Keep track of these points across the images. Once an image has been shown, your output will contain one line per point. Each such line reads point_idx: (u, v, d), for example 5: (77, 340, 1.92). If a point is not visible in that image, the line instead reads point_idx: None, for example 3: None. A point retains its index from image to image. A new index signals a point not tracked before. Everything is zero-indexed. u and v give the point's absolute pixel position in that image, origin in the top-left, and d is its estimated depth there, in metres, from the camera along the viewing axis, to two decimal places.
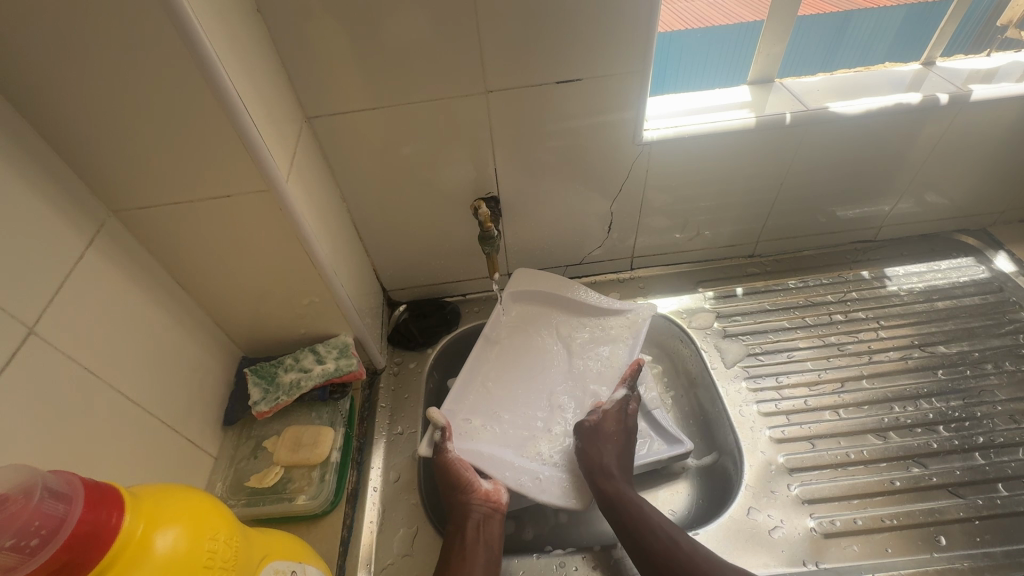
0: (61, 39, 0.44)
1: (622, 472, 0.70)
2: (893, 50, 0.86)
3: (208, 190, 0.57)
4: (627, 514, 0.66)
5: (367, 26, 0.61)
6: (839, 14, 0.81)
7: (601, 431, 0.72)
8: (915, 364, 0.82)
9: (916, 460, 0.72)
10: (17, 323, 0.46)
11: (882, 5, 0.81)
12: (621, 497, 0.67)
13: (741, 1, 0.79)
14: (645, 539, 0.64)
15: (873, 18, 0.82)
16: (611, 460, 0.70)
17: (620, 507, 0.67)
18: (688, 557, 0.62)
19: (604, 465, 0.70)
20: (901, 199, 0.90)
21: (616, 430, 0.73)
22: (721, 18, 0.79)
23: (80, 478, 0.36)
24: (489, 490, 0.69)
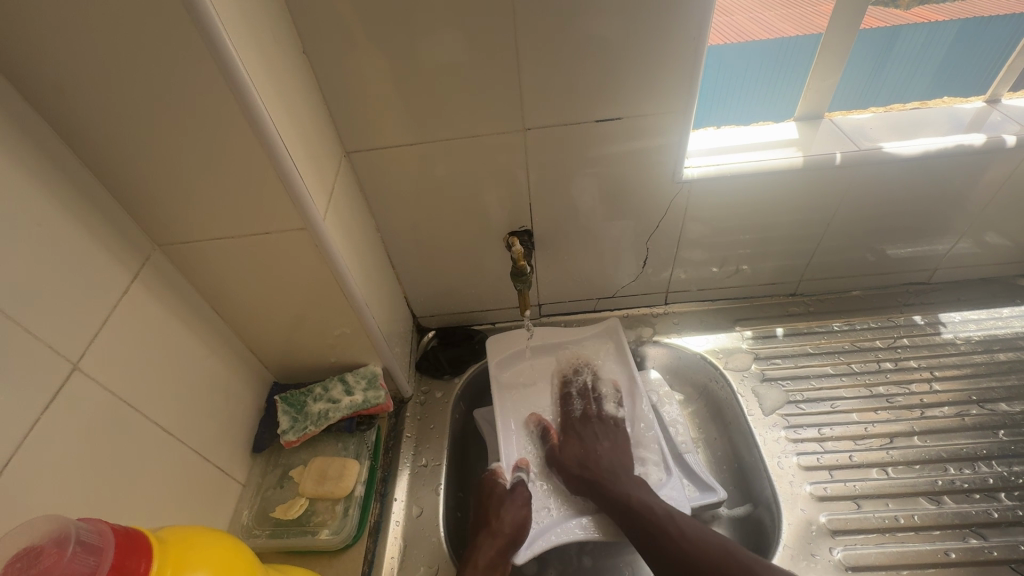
0: (118, 90, 0.46)
1: (613, 457, 0.74)
2: (941, 72, 0.79)
3: (248, 227, 0.58)
4: (628, 501, 0.68)
5: (407, 67, 0.62)
6: (886, 31, 0.73)
7: (591, 419, 0.80)
8: (973, 422, 0.76)
9: (974, 530, 0.67)
10: (63, 359, 0.47)
11: (934, 20, 0.72)
12: (612, 479, 0.71)
13: (781, 13, 0.73)
14: (639, 514, 0.66)
15: (924, 35, 0.74)
16: (601, 449, 0.75)
17: (607, 487, 0.70)
18: (678, 524, 0.64)
19: (592, 452, 0.75)
20: (959, 240, 0.84)
21: (600, 421, 0.79)
22: (762, 32, 0.72)
23: (110, 526, 0.37)
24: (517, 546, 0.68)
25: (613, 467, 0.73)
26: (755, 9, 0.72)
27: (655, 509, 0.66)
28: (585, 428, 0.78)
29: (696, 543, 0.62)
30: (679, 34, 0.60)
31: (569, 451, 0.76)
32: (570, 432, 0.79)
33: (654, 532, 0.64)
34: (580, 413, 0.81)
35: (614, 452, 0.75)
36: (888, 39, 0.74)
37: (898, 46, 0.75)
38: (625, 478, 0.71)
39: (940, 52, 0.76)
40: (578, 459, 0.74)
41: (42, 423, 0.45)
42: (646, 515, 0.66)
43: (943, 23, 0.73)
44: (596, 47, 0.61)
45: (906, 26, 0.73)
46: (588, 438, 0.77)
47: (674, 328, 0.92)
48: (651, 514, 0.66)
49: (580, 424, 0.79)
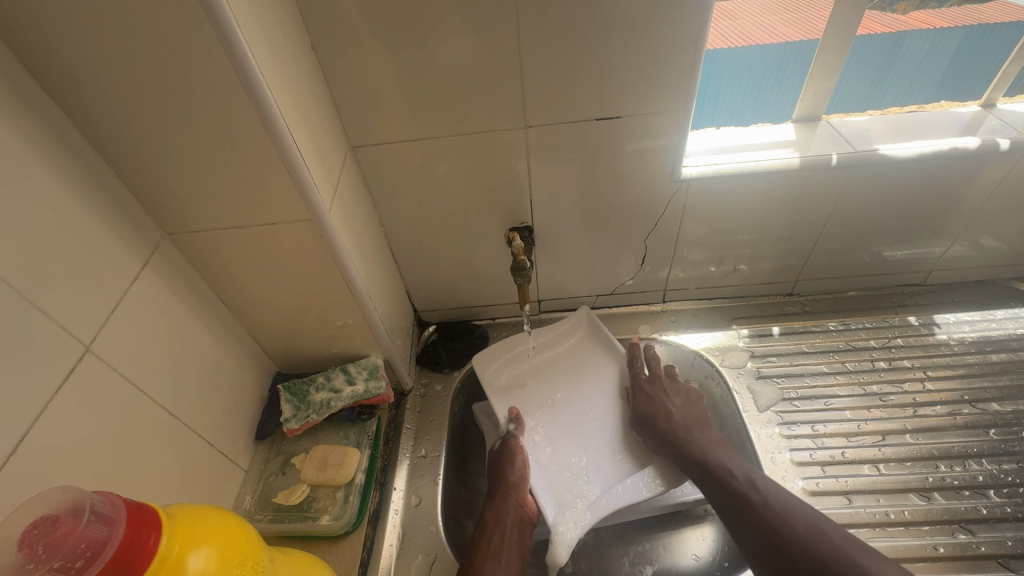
0: (132, 80, 0.48)
1: (685, 415, 0.76)
2: (946, 76, 0.80)
3: (255, 217, 0.59)
4: (714, 471, 0.68)
5: (412, 65, 0.64)
6: (891, 36, 0.74)
7: (655, 381, 0.80)
8: (964, 421, 0.78)
9: (963, 526, 0.68)
10: (75, 342, 0.49)
11: (939, 26, 0.73)
12: (687, 440, 0.72)
13: (786, 18, 0.74)
14: (722, 477, 0.67)
15: (929, 40, 0.75)
16: (672, 408, 0.76)
17: (687, 446, 0.72)
18: (760, 492, 0.64)
19: (664, 408, 0.76)
20: (954, 242, 0.85)
21: (667, 380, 0.80)
22: (768, 37, 0.73)
23: (123, 498, 0.38)
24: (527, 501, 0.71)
25: (695, 424, 0.75)
26: (759, 13, 0.73)
27: (736, 474, 0.67)
28: (655, 389, 0.79)
29: (786, 521, 0.60)
30: (678, 35, 0.61)
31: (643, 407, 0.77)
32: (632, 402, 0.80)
33: (740, 501, 0.64)
34: (639, 377, 0.82)
35: (685, 409, 0.77)
36: (892, 43, 0.75)
37: (905, 50, 0.76)
38: (703, 439, 0.73)
39: (942, 57, 0.77)
40: (652, 415, 0.76)
41: (54, 403, 0.47)
42: (722, 478, 0.67)
43: (950, 30, 0.74)
44: (597, 47, 0.62)
45: (914, 32, 0.73)
46: (654, 398, 0.78)
47: (672, 325, 0.93)
48: (727, 483, 0.66)
49: (648, 384, 0.80)
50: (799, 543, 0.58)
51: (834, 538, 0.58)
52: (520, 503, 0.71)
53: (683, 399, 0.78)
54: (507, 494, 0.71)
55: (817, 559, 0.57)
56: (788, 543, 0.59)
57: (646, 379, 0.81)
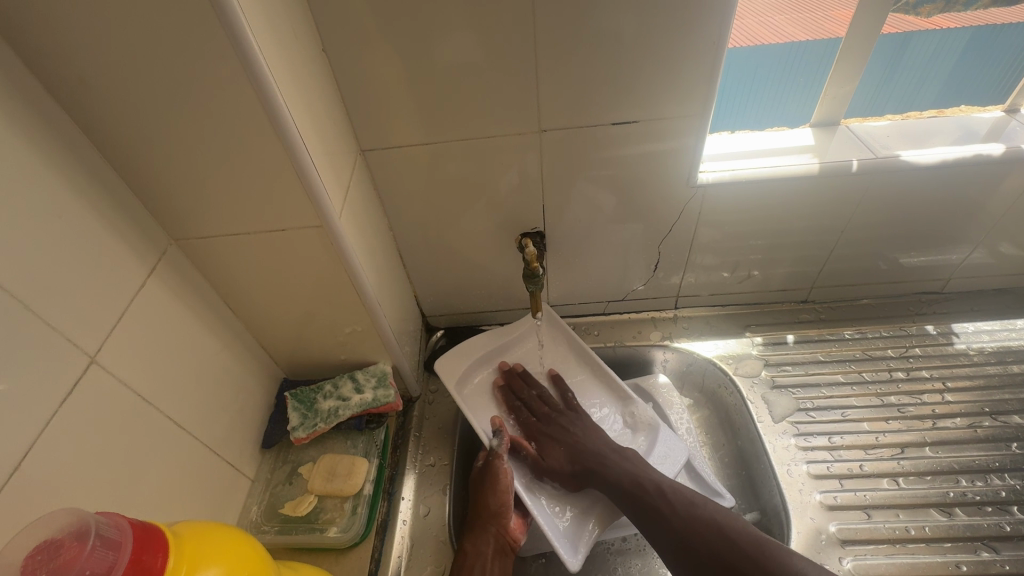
0: (140, 85, 0.47)
1: (590, 440, 0.74)
2: (952, 81, 0.77)
3: (264, 224, 0.58)
4: (631, 495, 0.68)
5: (424, 68, 0.62)
6: (897, 37, 0.72)
7: (554, 416, 0.78)
8: (985, 434, 0.76)
9: (986, 543, 0.67)
10: (81, 353, 0.48)
11: (945, 27, 0.71)
12: (603, 465, 0.71)
13: (790, 15, 0.71)
14: (637, 496, 0.67)
15: (935, 40, 0.72)
16: (577, 432, 0.76)
17: (602, 475, 0.70)
18: (671, 502, 0.66)
19: (569, 446, 0.74)
20: (975, 249, 0.83)
21: (562, 415, 0.78)
22: (772, 36, 0.70)
23: (128, 520, 0.37)
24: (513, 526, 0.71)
25: (598, 447, 0.73)
26: (765, 13, 0.70)
27: (647, 486, 0.67)
28: (554, 426, 0.77)
29: (692, 521, 0.64)
30: (698, 39, 0.60)
31: (552, 454, 0.75)
32: (542, 437, 0.77)
33: (654, 510, 0.66)
34: (535, 414, 0.80)
35: (590, 438, 0.75)
36: (898, 44, 0.73)
37: (909, 52, 0.74)
38: (611, 457, 0.72)
39: (948, 59, 0.74)
40: (565, 457, 0.73)
41: (60, 416, 0.45)
42: (641, 495, 0.67)
43: (954, 32, 0.71)
44: (614, 50, 0.61)
45: (917, 33, 0.71)
46: (559, 434, 0.76)
47: (684, 332, 0.92)
48: (647, 500, 0.66)
49: (546, 423, 0.78)
50: (712, 542, 0.62)
51: (747, 537, 0.61)
52: (503, 532, 0.69)
53: (578, 419, 0.78)
54: (492, 522, 0.69)
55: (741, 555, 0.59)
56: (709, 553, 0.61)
57: (546, 415, 0.79)
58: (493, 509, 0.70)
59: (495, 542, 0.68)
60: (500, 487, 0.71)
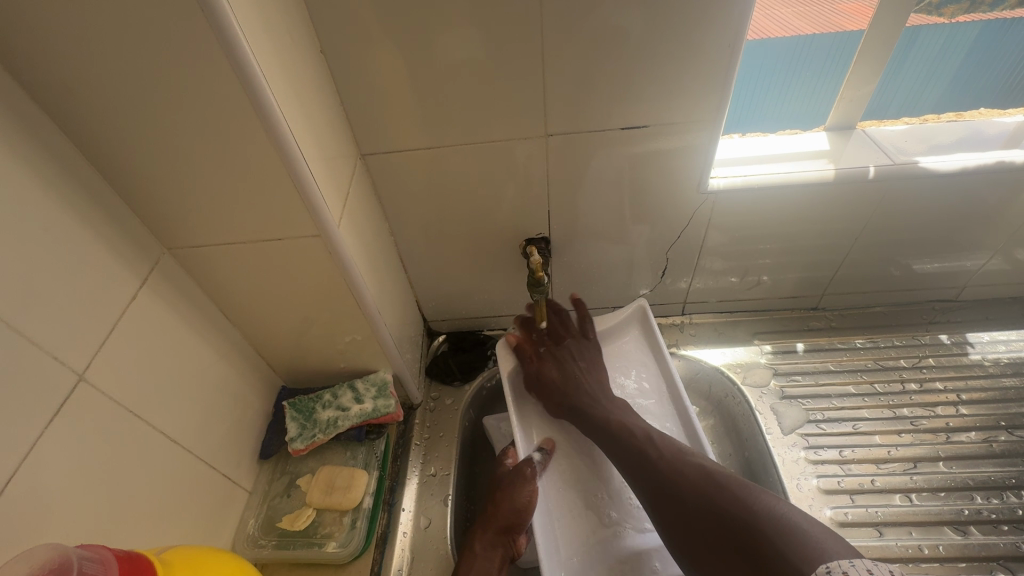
0: (128, 92, 0.45)
1: (591, 376, 0.74)
2: (959, 81, 0.74)
3: (259, 232, 0.56)
4: (616, 435, 0.67)
5: (426, 71, 0.60)
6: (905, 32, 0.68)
7: (564, 342, 0.78)
8: (1001, 449, 0.74)
9: (1001, 563, 0.65)
10: (68, 371, 0.46)
11: (956, 20, 0.67)
12: (593, 404, 0.71)
13: (800, 10, 0.67)
14: (621, 438, 0.66)
15: (945, 37, 0.69)
16: (579, 365, 0.75)
17: (588, 411, 0.70)
18: (658, 449, 0.63)
19: (571, 375, 0.74)
20: (992, 257, 0.81)
21: (574, 342, 0.78)
22: (778, 31, 0.67)
23: (112, 552, 0.35)
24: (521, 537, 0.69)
25: (594, 390, 0.73)
26: (771, 5, 0.66)
27: (635, 433, 0.66)
28: (562, 348, 0.77)
29: (675, 466, 0.60)
30: (711, 43, 0.57)
31: (550, 373, 0.75)
32: (547, 355, 0.77)
33: (635, 456, 0.64)
34: (551, 334, 0.79)
35: (590, 373, 0.75)
36: (905, 41, 0.69)
37: (917, 48, 0.70)
38: (605, 400, 0.71)
39: (958, 57, 0.70)
40: (559, 387, 0.74)
41: (47, 436, 0.44)
42: (626, 438, 0.66)
43: (965, 27, 0.67)
44: (623, 53, 0.58)
45: (926, 27, 0.68)
46: (565, 358, 0.76)
47: (692, 339, 0.90)
48: (630, 445, 0.65)
49: (554, 345, 0.78)
50: (688, 488, 0.58)
51: (724, 482, 0.57)
52: (512, 542, 0.68)
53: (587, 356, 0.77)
54: (505, 533, 0.68)
55: (709, 508, 0.55)
56: (684, 497, 0.58)
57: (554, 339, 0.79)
58: (506, 520, 0.67)
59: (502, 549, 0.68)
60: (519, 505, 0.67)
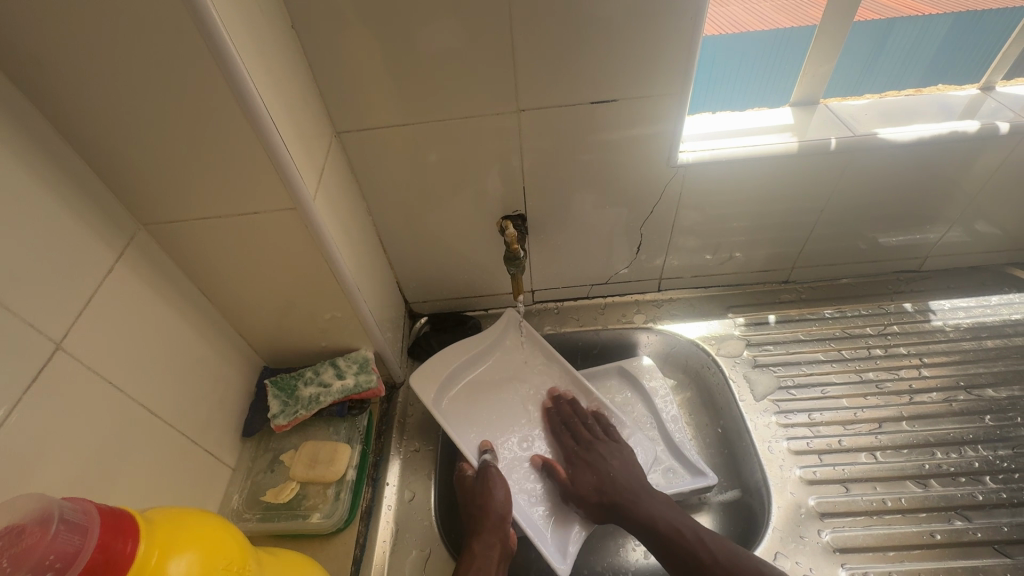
0: (96, 63, 0.45)
1: (627, 475, 0.72)
2: (936, 63, 0.79)
3: (234, 207, 0.57)
4: (664, 536, 0.66)
5: (399, 47, 0.61)
6: (881, 23, 0.74)
7: (595, 445, 0.76)
8: (959, 408, 0.78)
9: (958, 512, 0.69)
10: (45, 340, 0.46)
11: (928, 13, 0.72)
12: (636, 502, 0.69)
13: (777, 5, 0.73)
14: (671, 541, 0.66)
15: (919, 27, 0.74)
16: (614, 465, 0.74)
17: (633, 514, 0.69)
18: (710, 551, 0.64)
19: (607, 476, 0.72)
20: (951, 228, 0.84)
21: (601, 441, 0.77)
22: (760, 24, 0.72)
23: (94, 506, 0.36)
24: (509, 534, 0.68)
25: (636, 484, 0.71)
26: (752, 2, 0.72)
27: (685, 534, 0.65)
28: (592, 452, 0.75)
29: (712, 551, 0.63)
30: (676, 16, 0.59)
31: (581, 479, 0.73)
32: (578, 461, 0.75)
33: (689, 560, 0.64)
34: (578, 440, 0.78)
35: (626, 471, 0.73)
36: (881, 30, 0.75)
37: (892, 39, 0.76)
38: (647, 496, 0.70)
39: (932, 44, 0.76)
40: (595, 487, 0.71)
41: (24, 403, 0.44)
42: (675, 539, 0.66)
43: (938, 16, 0.73)
44: (592, 27, 0.60)
45: (900, 19, 0.73)
46: (598, 462, 0.74)
47: (668, 315, 0.92)
48: (681, 545, 0.65)
49: (584, 449, 0.76)
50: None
51: None
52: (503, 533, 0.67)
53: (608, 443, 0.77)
54: (498, 528, 0.67)
55: None
56: None
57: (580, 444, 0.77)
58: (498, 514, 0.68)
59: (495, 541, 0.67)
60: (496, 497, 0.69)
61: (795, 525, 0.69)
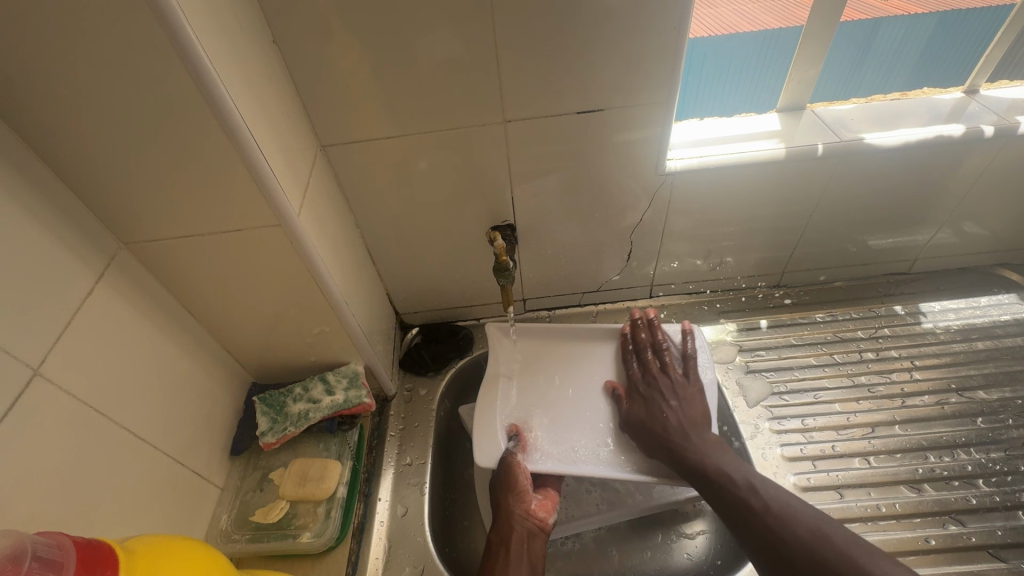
0: (70, 82, 0.44)
1: (682, 415, 0.70)
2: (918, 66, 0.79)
3: (218, 224, 0.56)
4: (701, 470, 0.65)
5: (382, 59, 0.60)
6: (866, 23, 0.73)
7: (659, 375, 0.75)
8: (951, 410, 0.78)
9: (953, 517, 0.69)
10: (22, 365, 0.45)
11: (912, 12, 0.72)
12: (684, 444, 0.67)
13: (762, 4, 0.72)
14: (721, 482, 0.64)
15: (904, 26, 0.73)
16: (668, 405, 0.71)
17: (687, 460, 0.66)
18: (761, 498, 0.61)
19: (658, 413, 0.71)
20: (939, 229, 0.85)
21: (666, 378, 0.74)
22: (748, 25, 0.71)
23: (71, 540, 0.36)
24: (535, 507, 0.69)
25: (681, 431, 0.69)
26: (738, 2, 0.71)
27: (735, 478, 0.63)
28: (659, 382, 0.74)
29: (786, 525, 0.57)
30: (660, 26, 0.59)
31: (637, 409, 0.73)
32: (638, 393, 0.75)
33: (736, 503, 0.62)
34: (643, 373, 0.77)
35: (687, 408, 0.71)
36: (866, 31, 0.74)
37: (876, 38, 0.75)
38: (698, 438, 0.68)
39: (915, 43, 0.76)
40: (648, 421, 0.71)
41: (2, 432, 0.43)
42: (722, 479, 0.63)
43: (925, 15, 0.72)
44: (576, 37, 0.60)
45: (886, 19, 0.72)
46: (658, 397, 0.73)
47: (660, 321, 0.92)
48: (730, 488, 0.63)
49: (644, 384, 0.75)
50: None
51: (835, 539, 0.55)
52: (527, 514, 0.68)
53: (674, 391, 0.73)
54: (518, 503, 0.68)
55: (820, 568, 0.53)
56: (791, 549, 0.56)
57: (644, 385, 0.75)
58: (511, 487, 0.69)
59: (518, 525, 0.67)
60: (518, 481, 0.69)
61: None
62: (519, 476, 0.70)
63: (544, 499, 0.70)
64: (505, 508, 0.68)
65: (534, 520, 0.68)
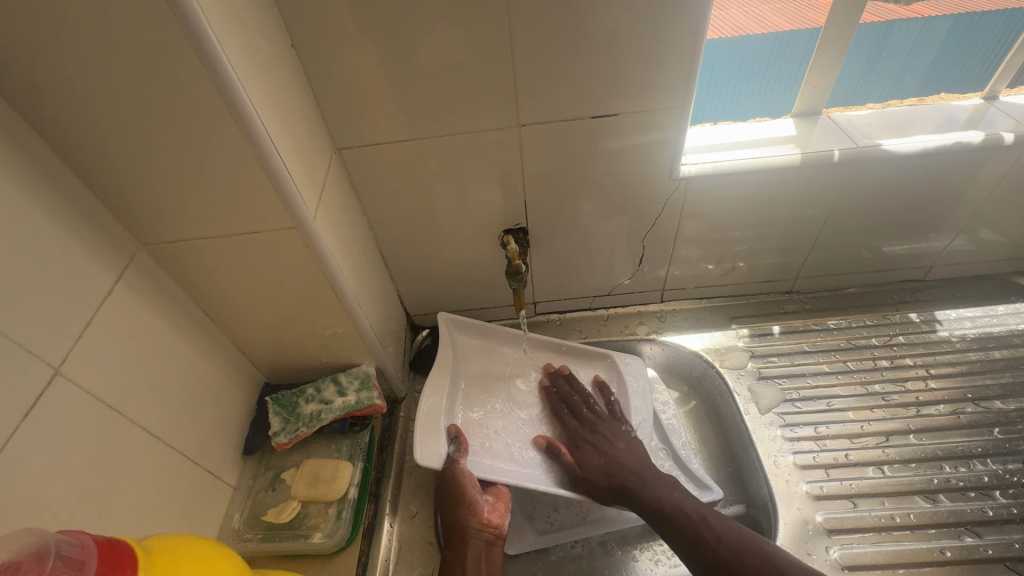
0: (95, 87, 0.45)
1: (633, 459, 0.72)
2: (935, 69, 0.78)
3: (235, 227, 0.56)
4: (660, 508, 0.66)
5: (399, 63, 0.61)
6: (880, 25, 0.72)
7: (598, 423, 0.77)
8: (968, 420, 0.77)
9: (969, 528, 0.68)
10: (45, 364, 0.46)
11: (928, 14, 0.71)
12: (640, 483, 0.69)
13: (774, 8, 0.72)
14: (676, 522, 0.65)
15: (920, 28, 0.72)
16: (614, 450, 0.73)
17: (639, 496, 0.68)
18: (715, 530, 0.62)
19: (610, 459, 0.72)
20: (956, 236, 0.84)
21: (607, 427, 0.76)
22: (758, 27, 0.71)
23: (92, 538, 0.36)
24: (488, 514, 0.69)
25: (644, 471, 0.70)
26: (750, 4, 0.70)
27: (690, 513, 0.65)
28: (596, 432, 0.76)
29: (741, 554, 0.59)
30: (676, 30, 0.59)
31: (589, 460, 0.73)
32: (583, 443, 0.75)
33: (695, 540, 0.62)
34: (580, 420, 0.78)
35: (632, 454, 0.73)
36: (879, 34, 0.73)
37: (893, 41, 0.74)
38: (652, 479, 0.69)
39: (933, 46, 0.75)
40: (601, 470, 0.71)
41: (24, 430, 0.44)
42: (681, 518, 0.64)
43: (940, 18, 0.71)
44: (592, 42, 0.60)
45: (898, 21, 0.71)
46: (602, 443, 0.74)
47: (672, 327, 0.92)
48: (687, 523, 0.64)
49: (588, 430, 0.76)
50: None
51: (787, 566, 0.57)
52: (483, 525, 0.67)
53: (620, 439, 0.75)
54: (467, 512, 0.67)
55: None
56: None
57: (591, 428, 0.76)
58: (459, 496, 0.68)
59: (473, 537, 0.66)
60: (467, 494, 0.68)
61: (803, 542, 0.68)
62: (467, 486, 0.68)
63: (494, 501, 0.70)
64: (456, 522, 0.67)
65: (491, 529, 0.67)
